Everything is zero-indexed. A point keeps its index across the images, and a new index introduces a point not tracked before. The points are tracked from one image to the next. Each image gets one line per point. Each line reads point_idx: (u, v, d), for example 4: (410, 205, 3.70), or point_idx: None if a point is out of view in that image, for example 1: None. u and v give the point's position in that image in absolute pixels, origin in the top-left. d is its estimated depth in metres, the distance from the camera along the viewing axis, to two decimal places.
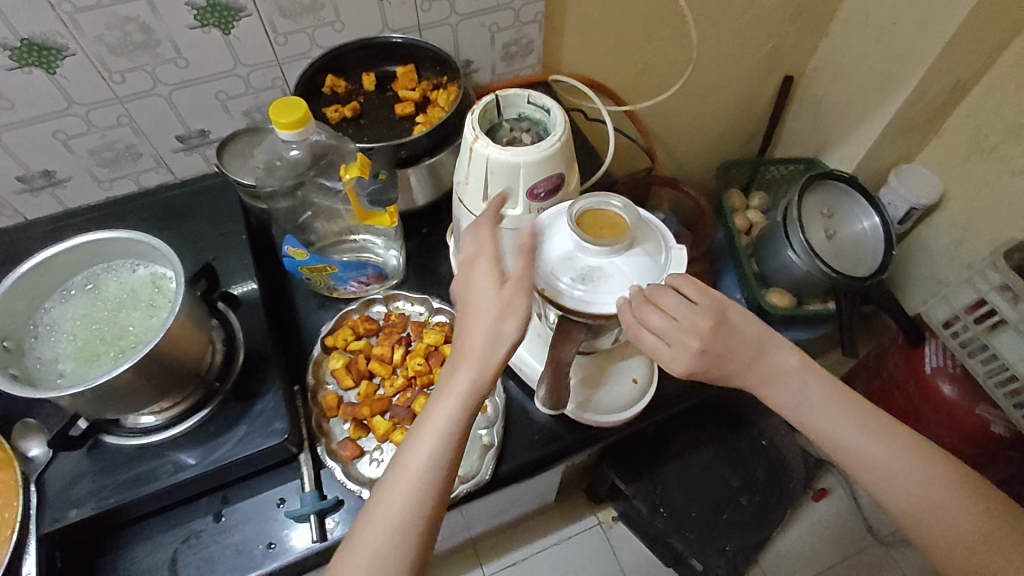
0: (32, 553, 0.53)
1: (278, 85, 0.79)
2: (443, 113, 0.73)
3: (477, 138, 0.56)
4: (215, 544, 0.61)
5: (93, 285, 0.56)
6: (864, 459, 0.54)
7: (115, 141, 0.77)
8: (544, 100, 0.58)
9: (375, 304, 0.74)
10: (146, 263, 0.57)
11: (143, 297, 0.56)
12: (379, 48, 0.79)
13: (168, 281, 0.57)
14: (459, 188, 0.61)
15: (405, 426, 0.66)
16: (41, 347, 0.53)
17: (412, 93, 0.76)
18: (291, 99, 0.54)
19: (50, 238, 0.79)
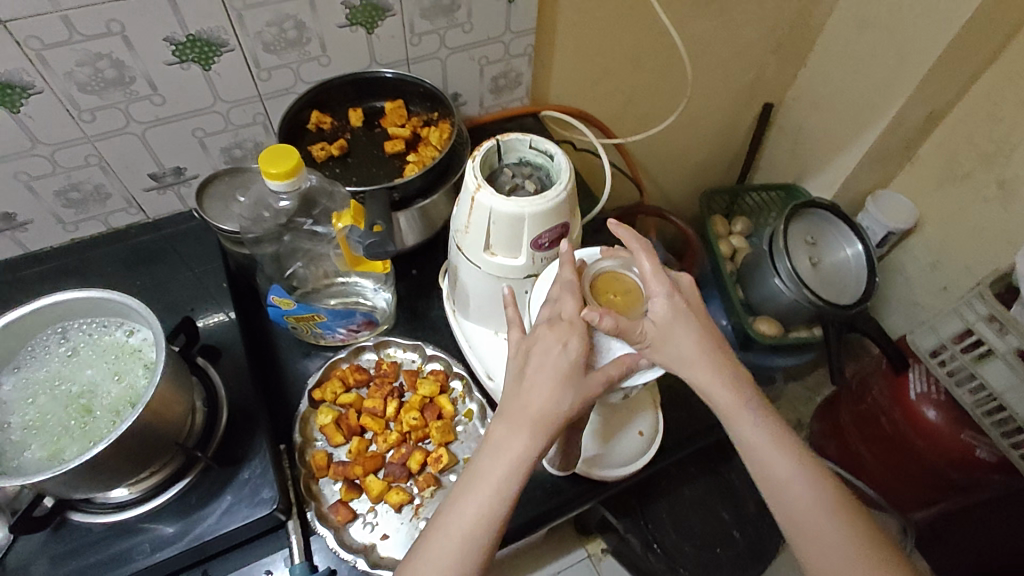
0: None
1: (260, 121, 0.76)
2: (436, 152, 0.71)
3: (480, 186, 0.53)
4: None
5: (60, 349, 0.52)
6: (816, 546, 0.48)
7: (82, 181, 0.72)
8: (547, 145, 0.56)
9: (365, 352, 0.71)
10: (120, 322, 0.53)
11: (117, 361, 0.51)
12: (367, 83, 0.77)
13: (144, 342, 0.52)
14: (458, 236, 0.58)
15: (401, 486, 0.62)
16: (3, 423, 0.48)
17: (402, 130, 0.74)
18: (281, 147, 0.51)
19: (10, 284, 0.74)
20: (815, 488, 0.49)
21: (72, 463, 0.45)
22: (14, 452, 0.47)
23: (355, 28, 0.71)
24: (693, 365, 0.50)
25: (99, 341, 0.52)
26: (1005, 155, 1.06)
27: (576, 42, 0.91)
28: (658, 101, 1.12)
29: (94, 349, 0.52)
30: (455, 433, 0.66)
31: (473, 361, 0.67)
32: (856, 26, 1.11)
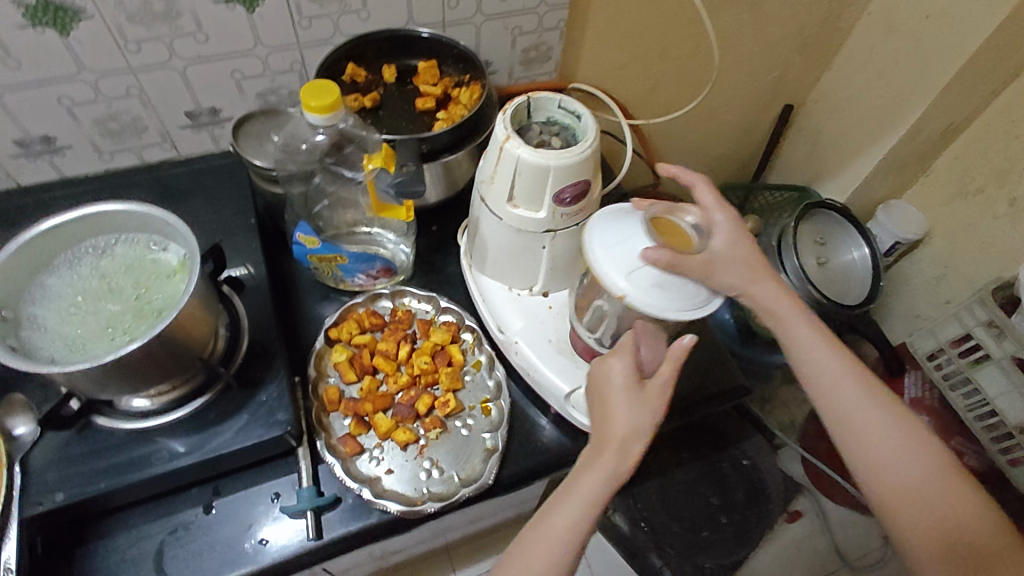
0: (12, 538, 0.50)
1: (296, 69, 0.78)
2: (466, 111, 0.73)
3: (508, 138, 0.55)
4: (205, 537, 0.59)
5: (98, 257, 0.54)
6: (855, 425, 0.58)
7: (121, 112, 0.74)
8: (576, 106, 0.58)
9: (381, 299, 0.73)
10: (156, 237, 0.55)
11: (152, 272, 0.54)
12: (403, 41, 0.79)
13: (178, 258, 0.55)
14: (482, 187, 0.60)
15: (407, 426, 0.65)
16: (41, 319, 0.51)
17: (433, 88, 0.76)
18: (322, 83, 0.53)
19: (45, 205, 0.76)
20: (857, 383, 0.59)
21: (105, 360, 0.48)
22: (51, 347, 0.49)
23: None
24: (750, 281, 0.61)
25: (136, 255, 0.55)
26: (1017, 171, 1.06)
27: (607, 21, 0.93)
28: (682, 90, 1.14)
29: (131, 262, 0.54)
30: (463, 381, 0.68)
31: (483, 312, 0.69)
32: (883, 31, 1.12)
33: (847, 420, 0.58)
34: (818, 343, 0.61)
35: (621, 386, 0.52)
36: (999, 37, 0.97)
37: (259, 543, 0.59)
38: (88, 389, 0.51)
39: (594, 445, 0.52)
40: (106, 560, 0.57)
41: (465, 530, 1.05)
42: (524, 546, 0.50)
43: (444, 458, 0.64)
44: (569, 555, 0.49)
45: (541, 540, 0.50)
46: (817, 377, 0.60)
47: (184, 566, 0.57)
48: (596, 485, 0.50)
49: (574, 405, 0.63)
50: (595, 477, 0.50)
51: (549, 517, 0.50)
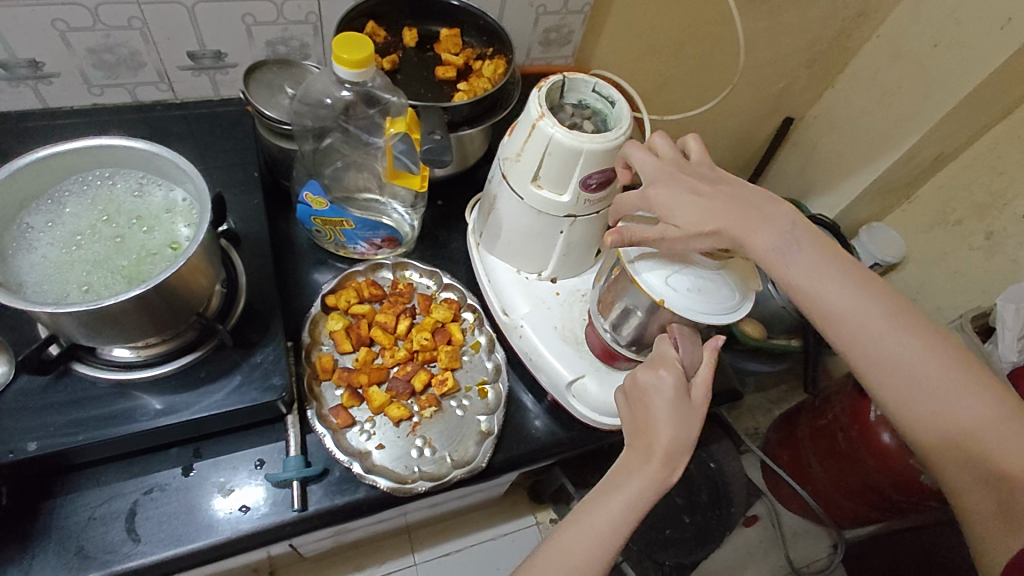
0: None
1: (311, 21, 0.74)
2: (488, 85, 0.71)
3: (542, 115, 0.53)
4: (181, 500, 0.56)
5: (97, 195, 0.51)
6: (913, 385, 0.47)
7: (119, 44, 0.69)
8: (611, 91, 0.57)
9: (382, 270, 0.71)
10: (162, 180, 0.52)
11: (156, 217, 0.51)
12: (427, 5, 0.76)
13: (185, 204, 0.52)
14: (506, 164, 0.58)
15: (402, 402, 0.63)
16: (31, 255, 0.47)
17: (455, 58, 0.74)
18: (355, 36, 0.50)
19: (22, 135, 0.71)
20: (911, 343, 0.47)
21: (103, 302, 0.45)
22: (41, 286, 0.46)
23: None
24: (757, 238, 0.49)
25: (138, 198, 0.51)
26: (997, 206, 1.09)
27: (630, 11, 0.92)
28: (691, 90, 1.13)
29: (132, 204, 0.51)
30: (461, 360, 0.67)
31: (488, 290, 0.67)
32: (889, 56, 1.14)
33: (908, 380, 0.47)
34: (859, 294, 0.48)
35: (666, 395, 0.52)
36: (1001, 74, 0.99)
37: (245, 511, 0.57)
38: (75, 333, 0.48)
39: (635, 450, 0.52)
40: (73, 517, 0.54)
41: (430, 512, 1.03)
42: (561, 546, 0.49)
43: (437, 438, 0.62)
44: (606, 557, 0.49)
45: (581, 537, 0.49)
46: (866, 338, 0.48)
47: (157, 529, 0.55)
48: (638, 490, 0.50)
49: (573, 394, 0.62)
50: (639, 483, 0.50)
51: (590, 518, 0.50)
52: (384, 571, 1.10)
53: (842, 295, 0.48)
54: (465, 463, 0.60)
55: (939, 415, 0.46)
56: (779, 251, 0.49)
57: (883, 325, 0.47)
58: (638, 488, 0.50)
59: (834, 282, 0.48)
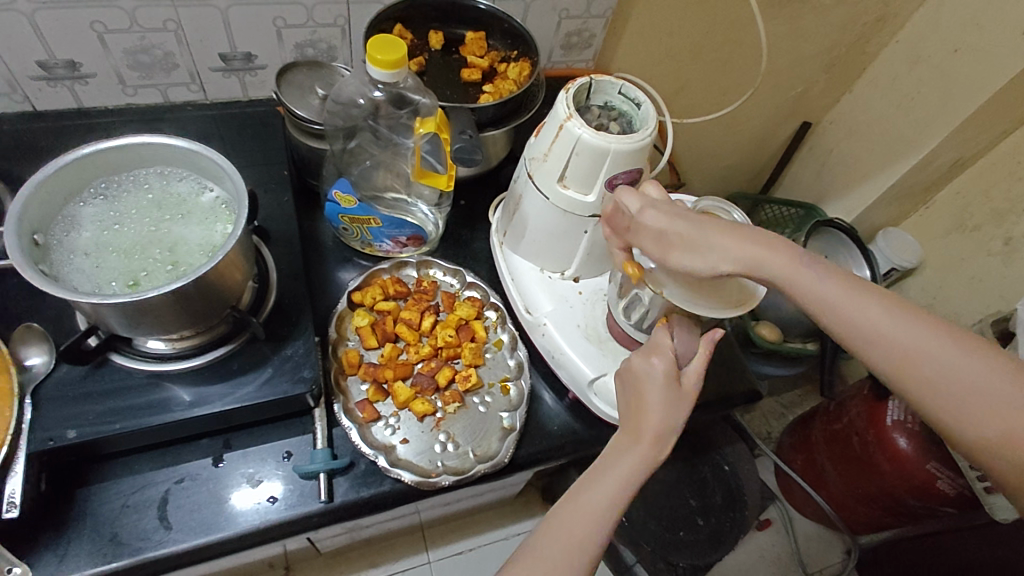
0: (19, 472, 0.48)
1: (340, 23, 0.76)
2: (514, 87, 0.72)
3: (570, 116, 0.54)
4: (212, 489, 0.57)
5: (140, 192, 0.52)
6: (934, 385, 0.45)
7: (154, 46, 0.71)
8: (637, 93, 0.58)
9: (406, 267, 0.72)
10: (201, 178, 0.54)
11: (195, 214, 0.52)
12: (452, 9, 0.77)
13: (223, 202, 0.53)
14: (532, 164, 0.60)
15: (426, 397, 0.64)
16: (74, 247, 0.48)
17: (481, 60, 0.75)
18: (389, 37, 0.51)
19: (57, 134, 0.73)
20: (898, 330, 0.46)
21: (149, 294, 0.46)
22: (84, 278, 0.47)
23: None
24: (726, 250, 0.49)
25: (180, 195, 0.53)
26: (1016, 212, 1.08)
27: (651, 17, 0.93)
28: (710, 94, 1.14)
29: (175, 202, 0.52)
30: (484, 358, 0.68)
31: (511, 287, 0.68)
32: (908, 61, 1.14)
33: (928, 378, 0.45)
34: (857, 293, 0.48)
35: (658, 381, 0.53)
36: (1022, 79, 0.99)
37: (273, 501, 0.58)
38: (116, 325, 0.49)
39: (625, 436, 0.53)
40: (107, 505, 0.55)
41: (443, 510, 1.04)
42: (552, 534, 0.50)
43: (460, 433, 0.63)
44: (595, 541, 0.49)
45: (571, 522, 0.50)
46: (869, 340, 0.47)
47: (189, 517, 0.56)
48: (630, 475, 0.51)
49: (595, 391, 0.63)
50: (630, 466, 0.51)
51: (580, 504, 0.50)
52: (398, 569, 1.10)
53: (837, 296, 0.48)
54: (487, 457, 0.61)
55: (971, 414, 0.44)
56: (773, 257, 0.49)
57: (892, 323, 0.47)
58: (631, 471, 0.51)
59: (826, 279, 0.49)
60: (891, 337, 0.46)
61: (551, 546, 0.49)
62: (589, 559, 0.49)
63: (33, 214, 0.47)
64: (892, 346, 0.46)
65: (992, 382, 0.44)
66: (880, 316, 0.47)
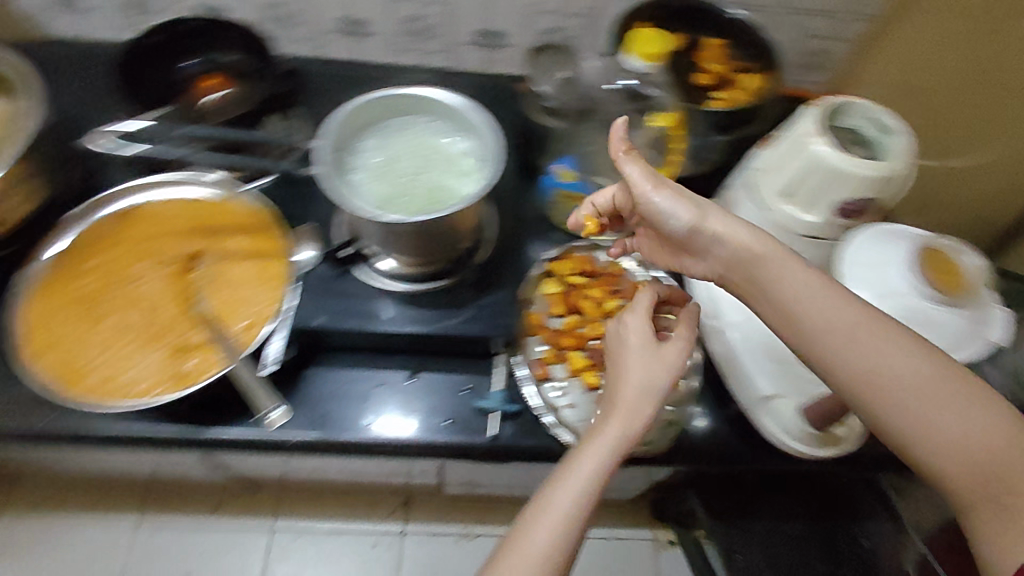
0: (276, 342, 0.61)
1: (587, 15, 0.81)
2: (749, 100, 0.71)
3: (815, 134, 0.57)
4: (405, 399, 0.66)
5: (416, 135, 0.62)
6: (931, 427, 0.44)
7: (425, 16, 0.81)
8: (890, 122, 0.58)
9: (600, 251, 0.75)
10: (464, 137, 0.62)
11: (450, 166, 0.60)
12: (703, 12, 0.75)
13: (474, 162, 0.60)
14: (761, 173, 0.63)
15: (598, 372, 0.68)
16: (358, 166, 0.59)
17: (721, 68, 0.74)
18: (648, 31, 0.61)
19: (335, 79, 0.86)
20: (917, 366, 0.45)
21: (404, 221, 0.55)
22: (358, 192, 0.57)
23: None
24: (753, 259, 0.51)
25: (444, 146, 0.61)
26: None
27: None
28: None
29: (430, 144, 0.61)
30: None
31: (699, 290, 0.69)
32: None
33: (912, 410, 0.44)
34: (835, 299, 0.48)
35: (633, 350, 0.56)
36: None
37: (448, 425, 0.65)
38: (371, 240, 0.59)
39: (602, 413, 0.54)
40: (326, 388, 0.66)
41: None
42: (542, 514, 0.50)
43: None
44: (567, 527, 0.49)
45: (560, 501, 0.50)
46: (875, 368, 0.46)
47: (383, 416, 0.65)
48: (593, 463, 0.51)
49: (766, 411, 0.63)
50: (595, 454, 0.52)
51: (562, 485, 0.50)
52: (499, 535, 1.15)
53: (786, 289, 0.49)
54: (642, 442, 0.63)
55: (946, 456, 0.43)
56: (747, 245, 0.51)
57: (912, 360, 0.45)
58: (600, 462, 0.51)
59: (793, 266, 0.49)
60: (861, 346, 0.46)
61: (544, 526, 0.49)
62: (552, 555, 0.48)
63: (340, 132, 0.59)
64: (910, 383, 0.45)
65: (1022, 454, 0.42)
66: (914, 365, 0.45)
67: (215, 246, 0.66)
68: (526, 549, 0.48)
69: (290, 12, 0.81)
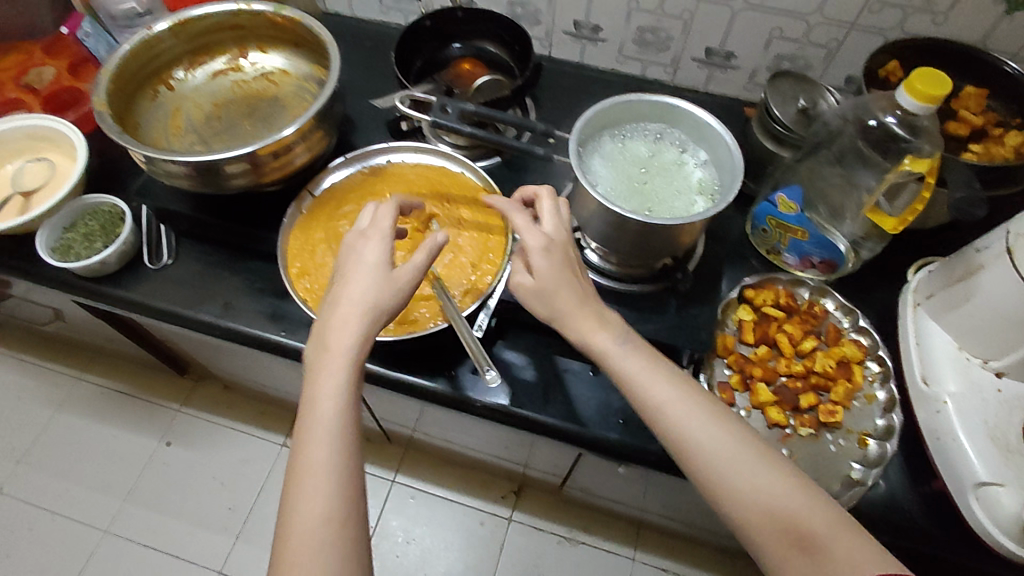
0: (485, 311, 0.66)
1: (830, 46, 0.80)
2: (1009, 156, 0.68)
3: None
4: (583, 392, 0.67)
5: (662, 146, 0.64)
6: (737, 488, 0.46)
7: (662, 29, 0.84)
8: None
9: (800, 288, 0.74)
10: (706, 165, 0.63)
11: (684, 185, 0.62)
12: (961, 55, 0.72)
13: (707, 190, 0.61)
14: (1021, 242, 0.55)
15: (783, 409, 0.67)
16: (600, 153, 0.63)
17: (976, 118, 0.71)
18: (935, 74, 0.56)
19: (560, 78, 0.92)
20: (716, 426, 0.48)
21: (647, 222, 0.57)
22: (593, 175, 0.61)
23: (1004, 0, 0.70)
24: (565, 315, 0.52)
25: (685, 165, 0.63)
26: None
27: None
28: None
29: (674, 157, 0.63)
30: (850, 403, 0.67)
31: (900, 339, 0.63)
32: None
33: (723, 483, 0.46)
34: (689, 393, 0.50)
35: (365, 264, 0.52)
36: None
37: (623, 426, 0.66)
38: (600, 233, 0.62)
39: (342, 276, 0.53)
40: (511, 365, 0.68)
41: (668, 523, 1.06)
42: (312, 427, 0.47)
43: (805, 457, 0.65)
44: (347, 492, 0.46)
45: (325, 412, 0.48)
46: (718, 463, 0.47)
47: (560, 403, 0.67)
48: (342, 376, 0.49)
49: (979, 497, 0.58)
50: (346, 367, 0.49)
51: (323, 396, 0.48)
52: (604, 549, 1.14)
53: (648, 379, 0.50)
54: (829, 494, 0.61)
55: (752, 523, 0.45)
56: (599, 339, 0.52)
57: (727, 447, 0.47)
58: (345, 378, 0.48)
59: (662, 386, 0.50)
60: (744, 470, 0.46)
61: (316, 461, 0.46)
62: (330, 522, 0.45)
63: (601, 118, 0.63)
64: (728, 466, 0.46)
65: (785, 512, 0.45)
66: (709, 427, 0.48)
67: (448, 213, 0.72)
68: (300, 510, 0.45)
69: (536, 11, 0.88)
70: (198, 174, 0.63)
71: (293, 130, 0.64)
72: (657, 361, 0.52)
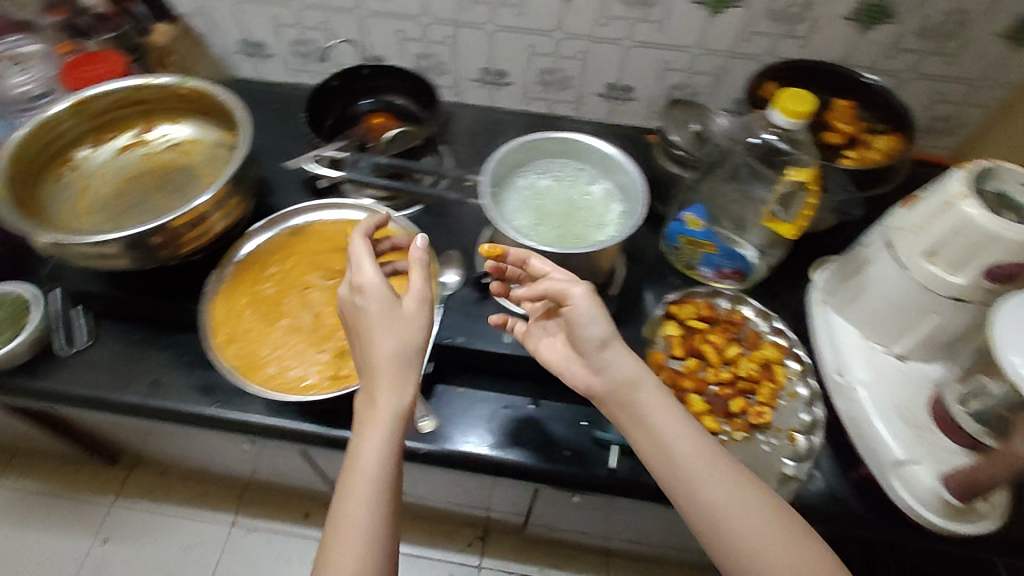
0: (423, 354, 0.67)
1: (714, 73, 0.86)
2: (879, 157, 0.76)
3: (965, 195, 0.54)
4: (527, 425, 0.68)
5: (580, 181, 0.67)
6: (725, 524, 0.48)
7: (561, 70, 0.89)
8: None
9: (722, 298, 0.76)
10: (620, 198, 0.66)
11: (599, 218, 0.65)
12: (820, 74, 0.80)
13: (619, 222, 0.65)
14: (895, 233, 0.61)
15: (716, 418, 0.68)
16: (518, 188, 0.66)
17: (845, 128, 0.79)
18: (797, 90, 0.63)
19: (472, 122, 0.96)
20: (664, 402, 0.53)
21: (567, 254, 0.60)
22: (510, 209, 0.65)
23: (854, 22, 0.78)
24: (392, 336, 0.56)
25: (600, 199, 0.66)
26: None
27: None
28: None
29: (589, 190, 0.67)
30: (778, 403, 0.70)
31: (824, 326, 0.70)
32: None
33: (715, 521, 0.48)
34: (635, 368, 0.54)
35: (376, 306, 0.57)
36: None
37: (568, 456, 0.66)
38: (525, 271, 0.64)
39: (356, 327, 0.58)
40: (451, 408, 0.69)
41: (631, 546, 1.06)
42: (354, 476, 0.53)
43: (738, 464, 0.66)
44: (386, 515, 0.53)
45: (363, 461, 0.53)
46: (705, 495, 0.49)
47: (505, 440, 0.67)
48: (379, 437, 0.54)
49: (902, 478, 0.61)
50: (382, 431, 0.54)
51: (365, 448, 0.53)
52: None
53: (647, 401, 0.53)
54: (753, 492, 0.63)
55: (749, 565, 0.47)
56: (611, 370, 0.54)
57: (720, 484, 0.49)
58: (381, 437, 0.54)
59: (614, 370, 0.54)
60: (692, 440, 0.51)
61: (355, 504, 0.52)
62: (376, 553, 0.52)
63: (518, 155, 0.66)
64: (716, 502, 0.49)
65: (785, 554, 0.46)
66: (706, 468, 0.50)
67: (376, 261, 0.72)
68: (341, 535, 0.51)
69: (440, 62, 0.91)
70: (126, 250, 0.61)
71: (206, 199, 0.63)
72: (661, 390, 0.54)
